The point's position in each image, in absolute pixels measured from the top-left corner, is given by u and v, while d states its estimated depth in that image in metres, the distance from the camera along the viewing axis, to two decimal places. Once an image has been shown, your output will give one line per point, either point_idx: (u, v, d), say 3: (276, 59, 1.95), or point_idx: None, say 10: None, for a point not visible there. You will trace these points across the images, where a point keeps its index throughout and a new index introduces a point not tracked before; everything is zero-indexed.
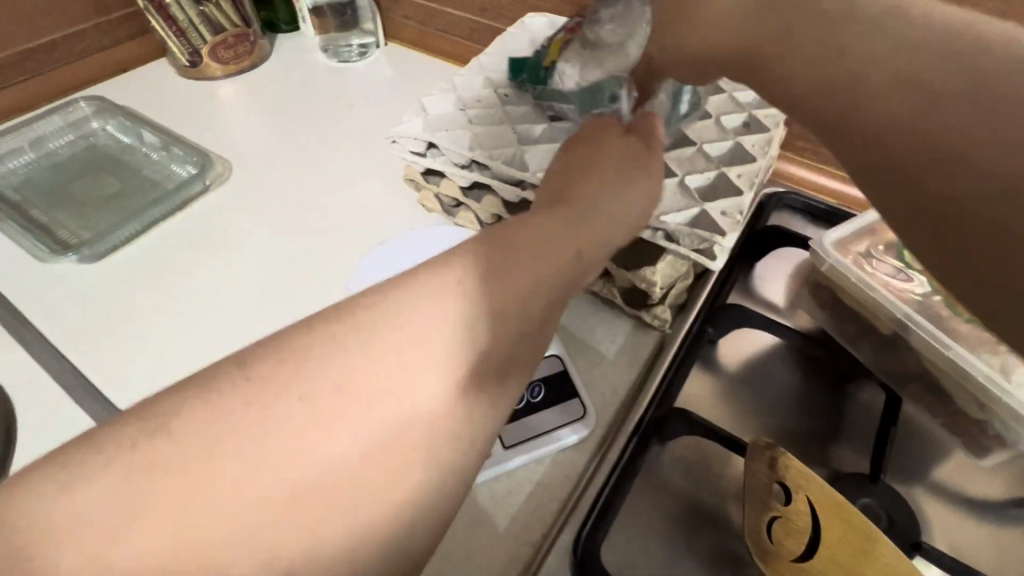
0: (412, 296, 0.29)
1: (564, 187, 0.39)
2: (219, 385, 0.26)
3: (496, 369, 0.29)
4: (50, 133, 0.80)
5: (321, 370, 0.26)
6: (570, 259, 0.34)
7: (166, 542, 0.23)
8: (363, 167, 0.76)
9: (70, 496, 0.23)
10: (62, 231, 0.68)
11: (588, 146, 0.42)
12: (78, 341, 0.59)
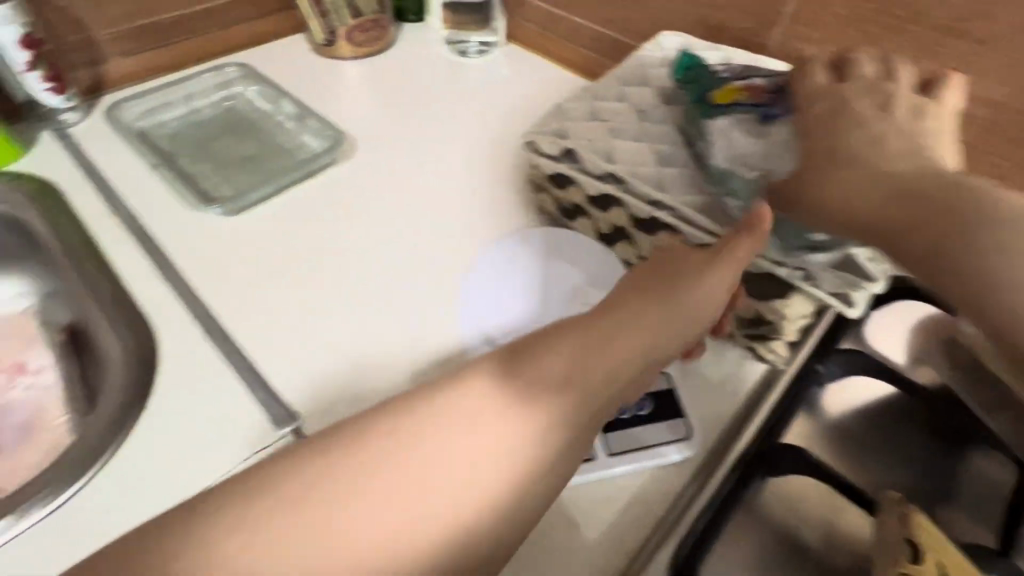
0: (478, 387, 0.40)
1: (623, 297, 0.45)
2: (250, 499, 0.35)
3: (488, 507, 0.36)
4: (199, 92, 0.86)
5: (335, 492, 0.35)
6: (579, 402, 0.40)
7: None
8: (481, 163, 0.79)
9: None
10: (205, 183, 0.73)
11: (651, 261, 0.48)
12: (214, 285, 0.63)
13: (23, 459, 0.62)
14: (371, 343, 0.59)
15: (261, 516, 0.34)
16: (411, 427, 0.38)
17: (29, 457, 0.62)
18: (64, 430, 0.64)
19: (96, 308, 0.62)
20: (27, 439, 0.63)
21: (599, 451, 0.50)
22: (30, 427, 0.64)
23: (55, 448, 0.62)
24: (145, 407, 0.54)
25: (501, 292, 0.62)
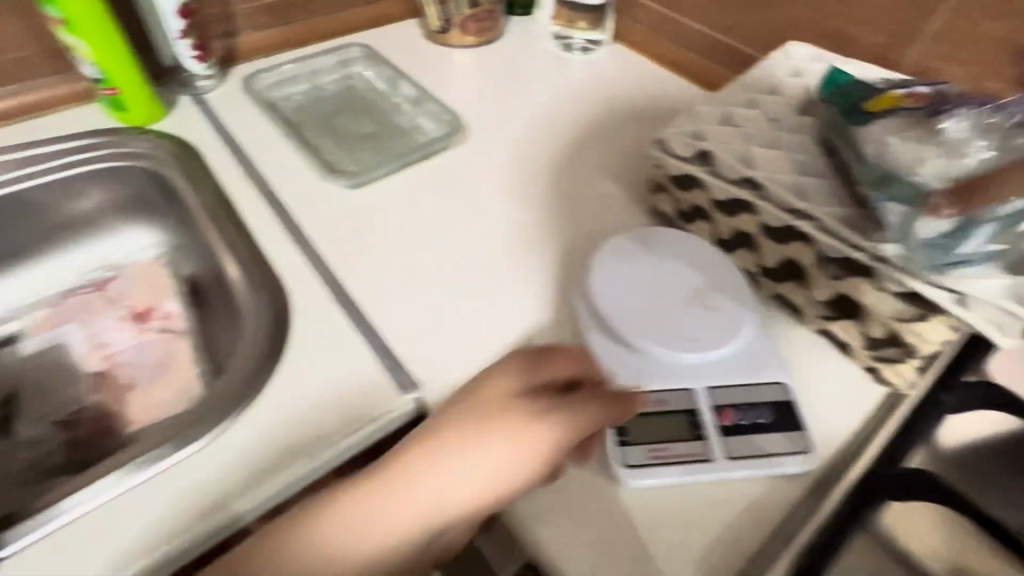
0: (349, 514, 0.44)
1: (506, 404, 0.47)
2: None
3: None
4: (322, 69, 0.90)
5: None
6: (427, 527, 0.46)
7: None
8: (589, 161, 0.80)
9: None
10: (330, 156, 0.77)
11: (523, 358, 0.49)
12: (341, 253, 0.66)
13: (156, 395, 0.67)
14: (488, 323, 0.61)
15: None
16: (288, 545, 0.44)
17: (163, 394, 0.67)
18: (191, 373, 0.68)
19: (233, 264, 0.66)
20: (160, 378, 0.68)
21: (717, 453, 0.50)
22: (161, 368, 0.69)
23: (186, 391, 0.67)
24: (285, 361, 0.57)
25: (657, 300, 0.57)
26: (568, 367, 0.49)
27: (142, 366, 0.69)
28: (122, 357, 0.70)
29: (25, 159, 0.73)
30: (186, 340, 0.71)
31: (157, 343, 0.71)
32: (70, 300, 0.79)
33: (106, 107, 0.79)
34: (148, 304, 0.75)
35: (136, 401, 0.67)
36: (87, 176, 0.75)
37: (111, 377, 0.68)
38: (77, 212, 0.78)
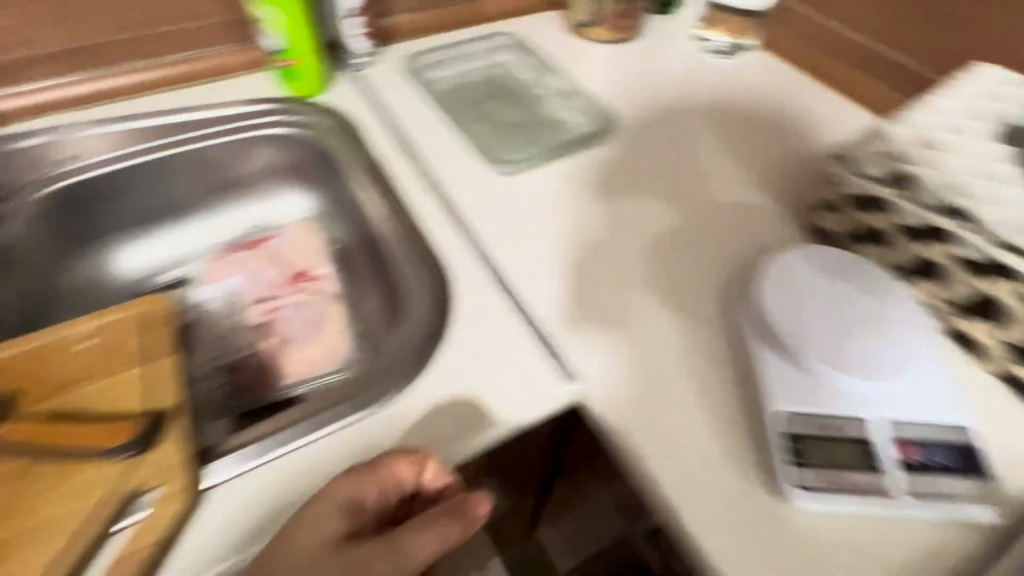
0: None
1: (319, 535, 0.42)
2: None
3: None
4: (471, 55, 0.92)
5: None
6: None
7: None
8: (735, 171, 0.79)
9: None
10: (482, 143, 0.79)
11: (334, 493, 0.44)
12: (498, 238, 0.68)
13: (311, 352, 0.71)
14: (644, 325, 0.61)
15: None
16: None
17: (317, 352, 0.71)
18: (342, 336, 0.72)
19: (393, 237, 0.69)
20: (313, 336, 0.72)
21: (901, 491, 0.48)
22: (314, 327, 0.73)
23: (338, 352, 0.71)
24: (451, 334, 0.59)
25: (832, 321, 0.54)
26: (382, 475, 0.45)
27: (296, 323, 0.73)
28: (280, 312, 0.74)
29: (207, 119, 0.79)
30: (335, 304, 0.75)
31: (309, 304, 0.75)
32: (231, 254, 0.80)
33: (278, 78, 0.84)
34: (301, 265, 0.79)
35: (292, 355, 0.71)
36: (259, 140, 0.81)
37: (271, 330, 0.73)
38: (242, 174, 0.84)
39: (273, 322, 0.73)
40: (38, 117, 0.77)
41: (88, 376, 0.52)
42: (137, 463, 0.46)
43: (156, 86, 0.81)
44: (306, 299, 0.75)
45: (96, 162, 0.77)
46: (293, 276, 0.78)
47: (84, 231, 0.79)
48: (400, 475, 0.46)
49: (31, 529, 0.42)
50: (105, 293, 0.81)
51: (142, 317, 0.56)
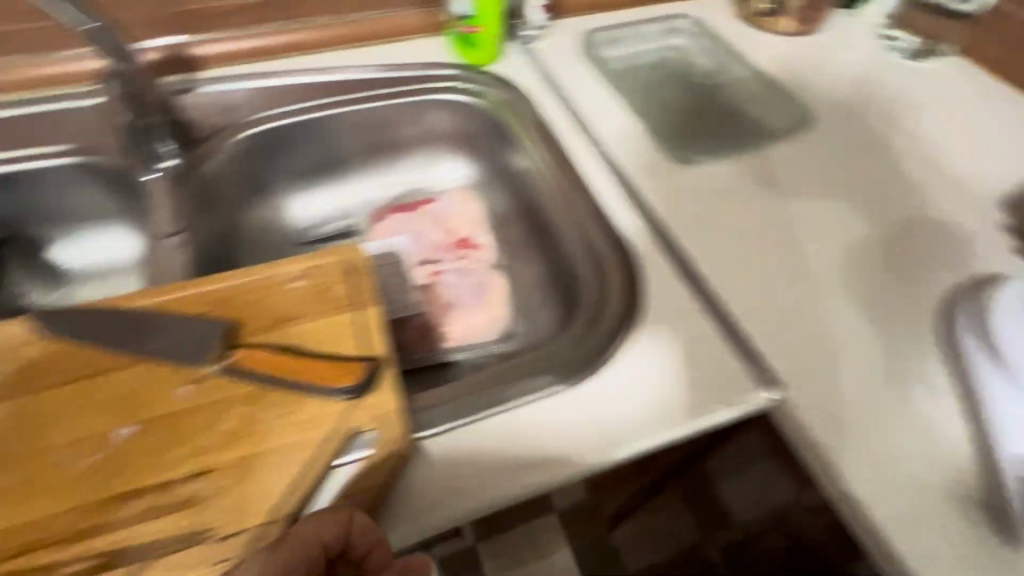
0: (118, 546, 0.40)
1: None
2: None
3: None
4: (645, 37, 0.89)
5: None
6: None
7: None
8: (931, 185, 0.75)
9: None
10: (662, 129, 0.78)
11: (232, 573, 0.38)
12: (685, 227, 0.67)
13: (475, 318, 0.73)
14: (840, 335, 0.59)
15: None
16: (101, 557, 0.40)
17: (480, 318, 0.73)
18: (504, 305, 0.74)
19: (573, 215, 0.69)
20: (477, 302, 0.74)
21: None
22: (477, 294, 0.75)
23: (500, 322, 0.73)
24: (641, 324, 0.60)
25: None
26: (293, 535, 0.40)
27: (460, 288, 0.75)
28: (444, 276, 0.75)
29: (391, 79, 0.81)
30: (496, 273, 0.77)
31: (471, 271, 0.77)
32: (396, 215, 0.82)
33: (452, 42, 0.85)
34: (462, 233, 0.81)
35: (456, 319, 0.72)
36: (436, 104, 0.82)
37: (436, 293, 0.74)
38: (413, 136, 0.85)
39: (437, 285, 0.75)
40: (233, 63, 0.80)
41: (300, 313, 0.54)
42: (356, 402, 0.47)
43: (340, 41, 0.83)
44: (469, 266, 0.77)
45: (287, 109, 0.78)
46: (456, 242, 0.80)
47: (265, 175, 0.80)
48: (311, 531, 0.40)
49: (269, 453, 0.45)
50: (279, 239, 0.82)
51: (344, 264, 0.58)
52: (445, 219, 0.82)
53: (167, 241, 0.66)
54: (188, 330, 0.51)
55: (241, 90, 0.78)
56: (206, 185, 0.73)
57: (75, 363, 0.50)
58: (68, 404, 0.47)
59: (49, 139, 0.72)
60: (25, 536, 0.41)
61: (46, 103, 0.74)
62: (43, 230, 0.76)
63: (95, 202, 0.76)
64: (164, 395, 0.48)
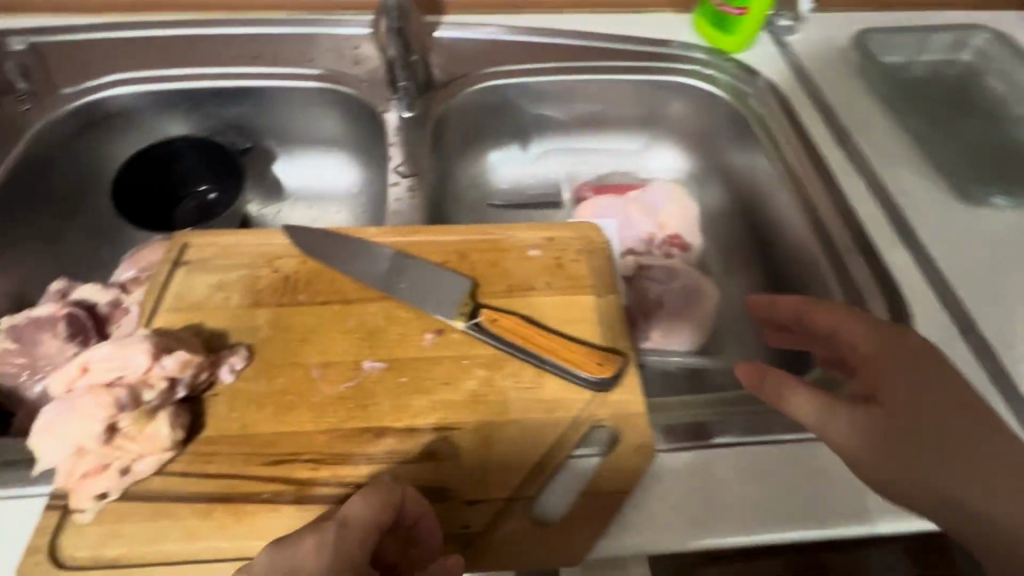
0: (287, 428, 0.42)
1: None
2: (196, 473, 0.40)
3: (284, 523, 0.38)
4: (934, 46, 0.77)
5: (216, 471, 0.40)
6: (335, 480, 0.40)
7: (138, 560, 0.37)
8: None
9: (114, 534, 0.37)
10: (940, 158, 0.67)
11: (289, 556, 0.33)
12: (963, 277, 0.59)
13: (679, 325, 0.66)
14: None
15: (195, 480, 0.39)
16: (285, 435, 0.42)
17: (685, 327, 0.66)
18: (710, 319, 0.68)
19: (823, 236, 0.62)
20: (683, 309, 0.67)
21: None
22: (685, 301, 0.68)
23: (701, 334, 0.67)
24: None
25: None
26: (335, 520, 0.34)
27: (666, 290, 0.68)
28: (649, 271, 0.69)
29: (631, 54, 0.78)
30: (704, 280, 0.70)
31: (679, 275, 0.69)
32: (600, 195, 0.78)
33: (703, 21, 0.78)
34: (672, 229, 0.75)
35: (659, 321, 0.66)
36: (673, 88, 0.77)
37: (641, 289, 0.68)
38: (634, 117, 0.81)
39: (642, 279, 0.69)
40: (476, 12, 0.80)
41: (536, 283, 0.52)
42: (603, 394, 0.44)
43: (584, 5, 0.81)
44: (675, 267, 0.70)
45: (525, 67, 0.76)
46: (662, 239, 0.74)
47: (485, 129, 0.79)
48: (347, 514, 0.35)
49: (515, 426, 0.43)
50: (480, 197, 0.80)
51: (585, 241, 0.55)
52: (654, 211, 0.76)
53: (399, 183, 0.65)
54: (434, 277, 0.51)
55: (483, 41, 0.78)
56: (440, 129, 0.72)
57: (327, 286, 0.50)
58: (321, 325, 0.48)
59: (305, 59, 0.75)
60: (281, 447, 0.41)
61: (307, 25, 0.77)
62: (276, 145, 0.80)
63: (327, 129, 0.79)
64: (410, 338, 0.47)
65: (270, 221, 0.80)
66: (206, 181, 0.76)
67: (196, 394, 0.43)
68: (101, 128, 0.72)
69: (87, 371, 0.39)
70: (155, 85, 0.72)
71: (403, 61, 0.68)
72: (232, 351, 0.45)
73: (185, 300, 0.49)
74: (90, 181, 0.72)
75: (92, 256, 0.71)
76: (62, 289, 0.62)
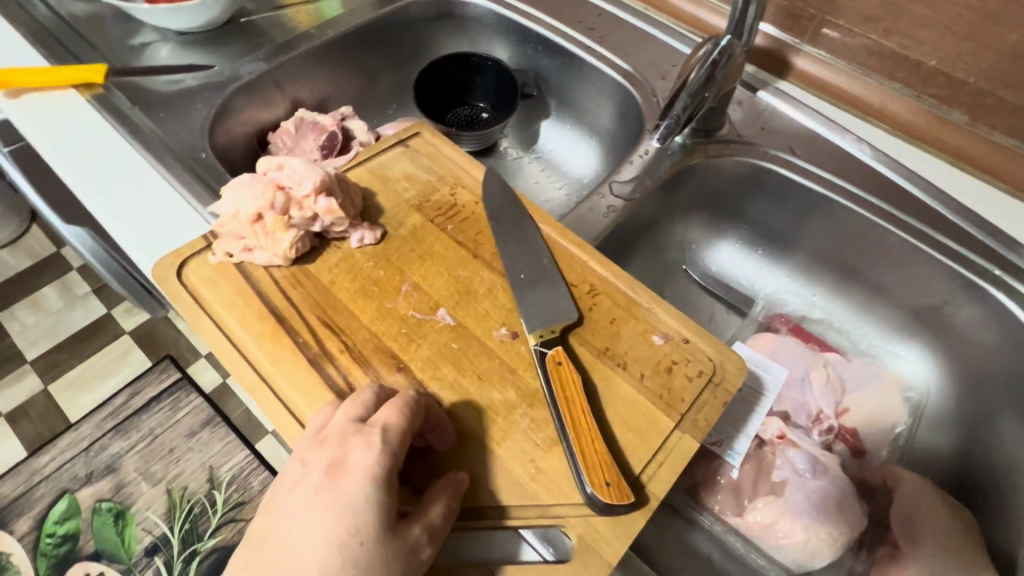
0: (348, 310, 0.47)
1: (360, 510, 0.34)
2: (278, 285, 0.47)
3: (293, 363, 0.44)
4: None
5: (285, 292, 0.47)
6: (338, 358, 0.45)
7: (206, 311, 0.46)
8: None
9: (210, 285, 0.47)
10: None
11: (341, 452, 0.37)
12: None
13: (788, 529, 0.51)
14: None
15: (270, 291, 0.47)
16: (346, 315, 0.47)
17: (795, 533, 0.51)
18: (820, 559, 0.51)
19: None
20: (807, 514, 0.51)
21: None
22: (814, 506, 0.52)
23: (814, 557, 0.51)
24: None
25: None
26: (377, 429, 0.38)
27: (797, 482, 0.53)
28: (791, 449, 0.56)
29: (962, 234, 0.60)
30: (858, 503, 0.53)
31: (824, 476, 0.54)
32: (783, 334, 0.67)
33: None
34: (851, 419, 0.61)
35: (766, 506, 0.52)
36: (983, 300, 0.59)
37: (765, 462, 0.55)
38: (906, 295, 0.65)
39: (777, 452, 0.56)
40: (816, 94, 0.70)
41: (631, 366, 0.46)
42: (588, 510, 0.39)
43: (947, 151, 0.65)
44: (825, 463, 0.55)
45: (823, 173, 0.65)
46: (832, 426, 0.60)
47: (733, 203, 0.71)
48: (385, 424, 0.38)
49: (495, 459, 0.41)
50: (680, 259, 0.74)
51: (715, 370, 0.47)
52: (843, 390, 0.62)
53: (609, 197, 0.63)
54: (552, 290, 0.49)
55: (799, 125, 0.68)
56: (682, 175, 0.67)
57: (472, 232, 0.53)
58: (441, 257, 0.51)
59: (627, 51, 0.76)
60: (337, 317, 0.46)
61: (652, 25, 0.77)
62: (555, 107, 0.85)
63: (601, 117, 0.81)
64: (489, 320, 0.48)
65: (509, 160, 0.87)
66: (486, 102, 0.86)
67: (328, 236, 0.50)
68: (450, 22, 0.85)
69: (281, 169, 0.48)
70: (505, 12, 0.81)
71: (693, 91, 0.62)
72: (371, 226, 0.51)
73: (382, 170, 0.57)
74: (418, 55, 0.87)
75: (382, 105, 0.87)
76: (344, 113, 0.75)
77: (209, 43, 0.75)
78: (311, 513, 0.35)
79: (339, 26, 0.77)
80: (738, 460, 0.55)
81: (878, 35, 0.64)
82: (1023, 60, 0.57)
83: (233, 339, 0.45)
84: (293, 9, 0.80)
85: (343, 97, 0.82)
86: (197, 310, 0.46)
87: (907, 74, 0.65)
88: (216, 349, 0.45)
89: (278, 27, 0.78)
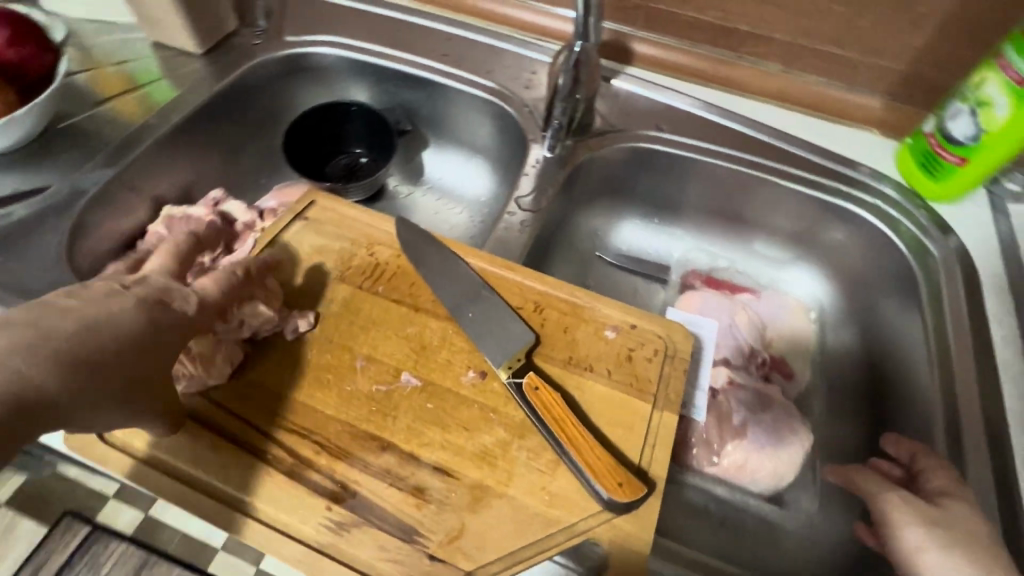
0: (309, 404, 0.45)
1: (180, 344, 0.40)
2: (224, 406, 0.45)
3: (267, 482, 0.42)
4: None
5: (236, 411, 0.44)
6: (316, 458, 0.43)
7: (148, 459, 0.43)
8: None
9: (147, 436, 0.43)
10: None
11: (172, 302, 0.40)
12: None
13: (756, 464, 0.58)
14: None
15: (216, 417, 0.44)
16: (310, 412, 0.45)
17: (763, 466, 0.58)
18: (785, 480, 0.58)
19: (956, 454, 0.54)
20: (767, 446, 0.58)
21: None
22: (771, 437, 0.59)
23: (782, 479, 0.58)
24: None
25: None
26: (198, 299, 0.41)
27: (752, 420, 0.60)
28: (739, 391, 0.62)
29: (809, 164, 0.71)
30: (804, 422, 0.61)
31: (770, 408, 0.61)
32: (700, 287, 0.74)
33: (905, 156, 0.69)
34: (775, 351, 0.70)
35: (735, 450, 0.58)
36: (839, 213, 0.70)
37: (724, 409, 0.60)
38: (783, 226, 0.75)
39: (730, 397, 0.61)
40: (660, 72, 0.78)
41: (597, 366, 0.49)
42: (608, 515, 0.41)
43: (776, 97, 0.76)
44: (768, 396, 0.62)
45: (689, 141, 0.72)
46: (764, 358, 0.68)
47: (623, 185, 0.77)
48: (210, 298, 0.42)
49: (508, 501, 0.42)
50: (592, 247, 0.78)
51: (667, 344, 0.51)
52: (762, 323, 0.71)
53: (517, 213, 0.66)
54: (501, 318, 0.50)
55: (656, 103, 0.75)
56: (574, 174, 0.72)
57: (406, 286, 0.52)
58: (383, 322, 0.50)
59: (486, 70, 0.79)
60: (301, 419, 0.44)
61: (500, 39, 0.80)
62: (431, 135, 0.86)
63: (480, 136, 0.83)
64: (453, 368, 0.48)
65: (402, 198, 0.86)
66: (362, 146, 0.84)
67: (260, 339, 0.47)
68: (300, 76, 0.81)
69: None
70: (353, 54, 0.79)
71: (565, 97, 0.67)
72: (302, 313, 0.49)
73: (287, 250, 0.53)
74: (275, 117, 0.82)
75: (253, 178, 0.81)
76: (216, 198, 0.70)
77: (30, 160, 0.65)
78: (103, 301, 0.37)
79: (181, 108, 0.71)
80: (701, 413, 0.59)
81: (697, 12, 0.72)
82: (810, 13, 0.68)
83: (186, 475, 0.42)
84: (119, 101, 0.72)
85: (208, 180, 0.76)
86: (146, 469, 0.42)
87: (728, 40, 0.74)
88: (175, 499, 0.42)
89: (109, 125, 0.70)
